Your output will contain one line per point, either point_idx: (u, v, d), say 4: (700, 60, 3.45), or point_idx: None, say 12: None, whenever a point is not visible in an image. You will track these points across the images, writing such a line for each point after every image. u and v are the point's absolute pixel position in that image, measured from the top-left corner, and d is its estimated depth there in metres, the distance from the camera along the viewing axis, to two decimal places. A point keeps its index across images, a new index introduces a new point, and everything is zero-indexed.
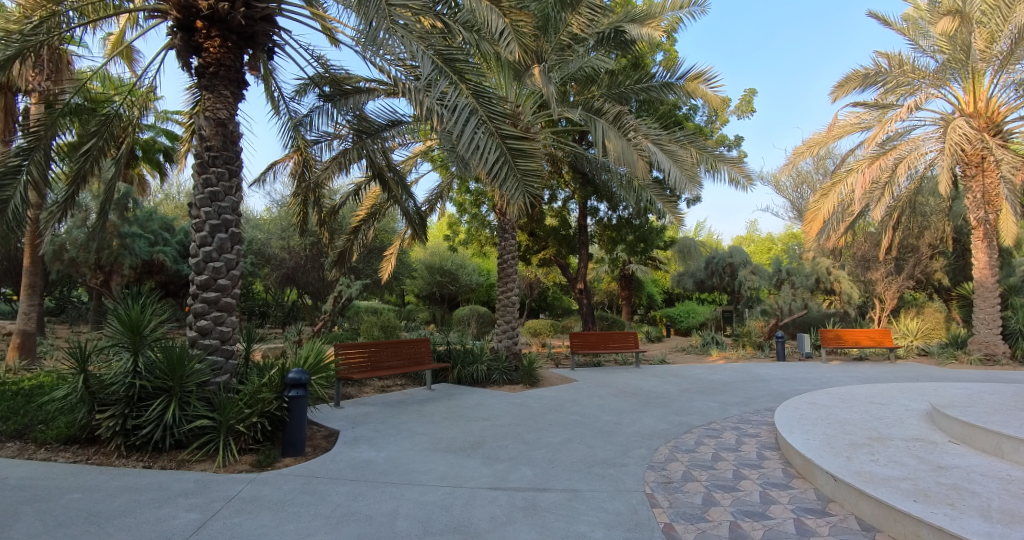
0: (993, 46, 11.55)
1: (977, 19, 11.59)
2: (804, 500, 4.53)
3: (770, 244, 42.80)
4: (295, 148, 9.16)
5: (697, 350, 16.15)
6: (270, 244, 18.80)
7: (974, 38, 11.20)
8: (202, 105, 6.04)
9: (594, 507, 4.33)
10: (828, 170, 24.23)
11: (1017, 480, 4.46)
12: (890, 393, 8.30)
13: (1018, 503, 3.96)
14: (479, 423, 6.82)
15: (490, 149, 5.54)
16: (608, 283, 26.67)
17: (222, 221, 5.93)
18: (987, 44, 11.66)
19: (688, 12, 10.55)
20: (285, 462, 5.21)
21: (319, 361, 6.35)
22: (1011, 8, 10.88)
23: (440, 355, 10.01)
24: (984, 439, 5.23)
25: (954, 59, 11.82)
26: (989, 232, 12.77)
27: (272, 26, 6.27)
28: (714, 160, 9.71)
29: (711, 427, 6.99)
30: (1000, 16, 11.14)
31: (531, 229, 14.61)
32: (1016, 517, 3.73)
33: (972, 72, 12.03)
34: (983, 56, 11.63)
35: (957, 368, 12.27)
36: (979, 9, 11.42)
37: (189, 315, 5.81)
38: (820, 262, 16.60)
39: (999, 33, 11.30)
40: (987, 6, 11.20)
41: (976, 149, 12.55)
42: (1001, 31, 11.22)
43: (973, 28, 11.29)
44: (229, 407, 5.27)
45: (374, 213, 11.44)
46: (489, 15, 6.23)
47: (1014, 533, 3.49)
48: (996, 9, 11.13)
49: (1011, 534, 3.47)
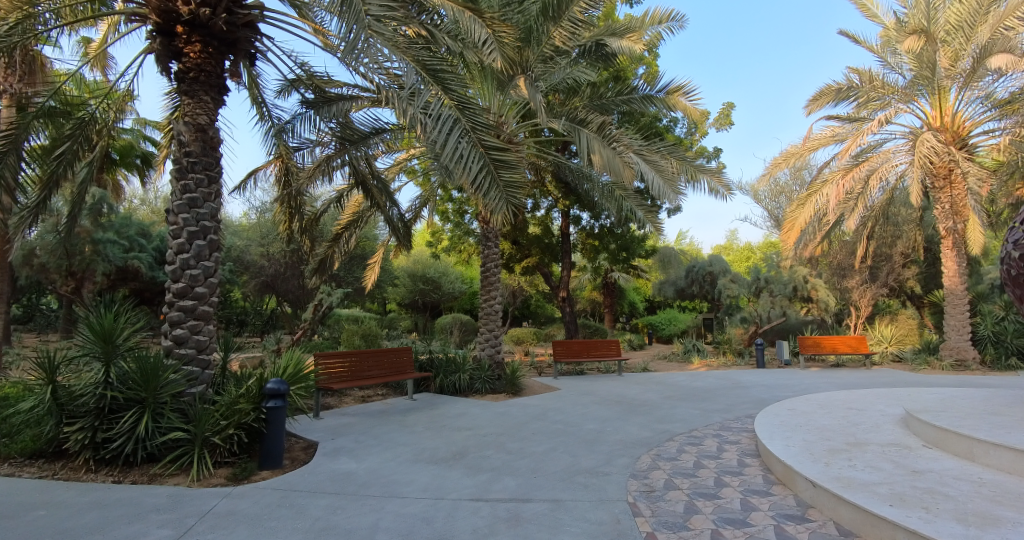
0: (957, 65, 11.91)
1: (941, 39, 12.01)
2: (784, 506, 4.56)
3: (748, 252, 43.26)
4: (278, 155, 9.00)
5: (679, 357, 16.27)
6: (249, 251, 18.41)
7: (940, 55, 11.51)
8: (181, 110, 5.92)
9: (577, 517, 4.30)
10: (805, 181, 24.77)
11: (989, 482, 4.54)
12: (868, 398, 8.44)
13: (992, 506, 4.02)
14: (462, 433, 6.76)
15: (473, 159, 5.55)
16: (590, 291, 26.80)
17: (201, 228, 5.81)
18: (952, 62, 12.01)
19: (666, 27, 10.69)
20: (262, 475, 5.09)
21: (298, 371, 6.26)
22: (974, 28, 11.33)
23: (422, 365, 9.93)
24: (956, 443, 5.32)
25: (921, 76, 12.13)
26: (957, 241, 13.13)
27: (254, 33, 6.22)
28: (694, 171, 9.82)
29: (693, 434, 7.02)
30: (963, 35, 11.56)
31: (514, 238, 14.66)
32: (990, 519, 3.79)
33: (938, 89, 12.38)
34: (948, 73, 12.01)
35: (930, 373, 12.56)
36: (943, 29, 11.91)
37: (165, 324, 5.66)
38: (798, 270, 16.75)
39: (962, 52, 11.69)
40: (951, 27, 11.65)
41: (943, 161, 12.86)
42: (964, 51, 11.61)
43: (938, 46, 11.53)
44: (204, 419, 5.14)
45: (356, 221, 11.30)
46: (471, 25, 6.24)
47: (987, 535, 3.55)
48: (959, 30, 11.56)
49: (984, 536, 3.52)
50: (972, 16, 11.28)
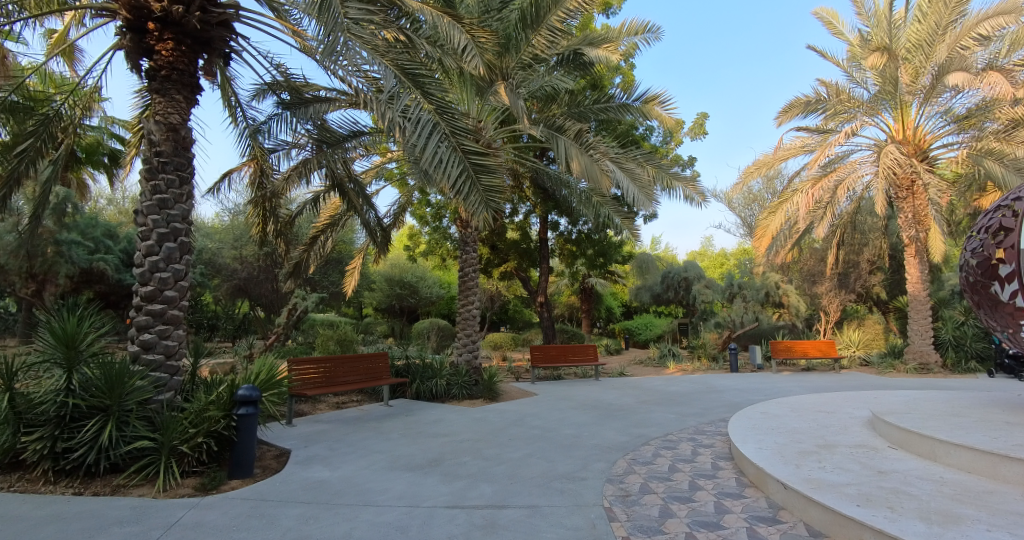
0: (918, 81, 12.29)
1: (902, 57, 12.44)
2: (756, 508, 4.61)
3: (723, 259, 43.94)
4: (252, 156, 8.83)
5: (655, 362, 16.41)
6: (221, 254, 18.02)
7: (902, 72, 11.86)
8: (152, 109, 5.77)
9: (553, 523, 4.28)
10: (777, 190, 25.34)
11: (951, 482, 4.67)
12: (837, 402, 8.62)
13: (953, 505, 4.12)
14: (438, 439, 6.70)
15: (452, 163, 5.53)
16: (568, 296, 26.95)
17: (171, 230, 5.66)
18: (912, 78, 12.40)
19: (642, 38, 10.80)
20: (232, 484, 4.96)
21: (271, 378, 6.10)
22: (933, 47, 11.77)
23: (399, 370, 9.84)
24: (919, 444, 5.46)
25: (884, 91, 12.45)
26: (920, 249, 13.54)
27: (229, 32, 6.09)
28: (669, 179, 9.90)
29: (668, 438, 7.08)
30: (923, 53, 11.97)
31: (492, 242, 14.68)
32: (952, 518, 3.89)
33: (901, 104, 12.75)
34: (909, 89, 12.41)
35: (895, 376, 12.93)
36: (904, 47, 12.37)
37: (132, 328, 5.49)
38: (770, 277, 17.39)
39: (922, 69, 12.11)
40: (912, 45, 12.09)
41: (907, 173, 13.23)
42: (923, 68, 12.01)
43: (900, 64, 11.81)
44: (172, 427, 4.99)
45: (334, 223, 11.16)
46: (451, 31, 6.24)
47: (948, 533, 3.64)
48: (919, 47, 11.99)
49: (946, 535, 3.60)
50: (931, 36, 11.69)
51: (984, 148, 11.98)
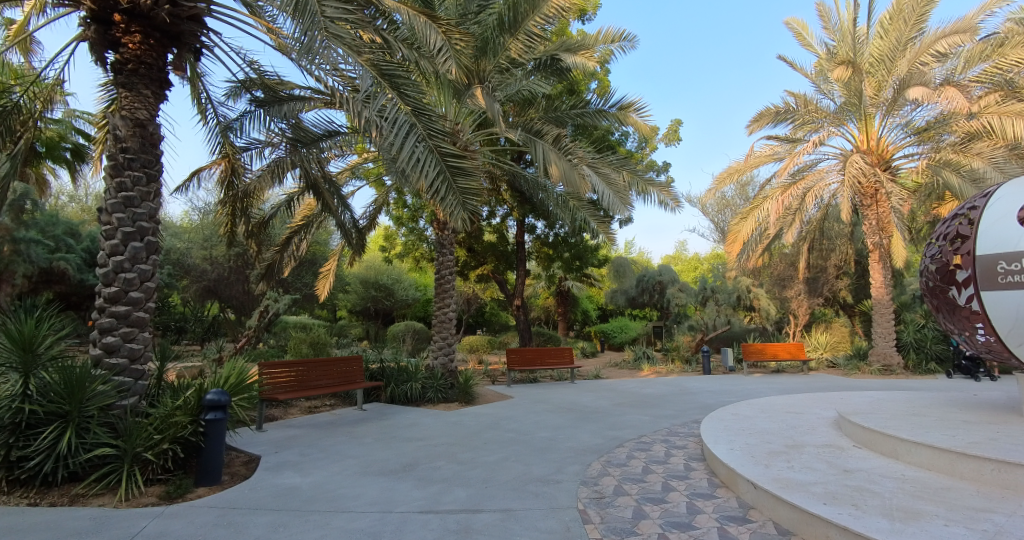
0: (881, 94, 12.75)
1: (866, 70, 12.82)
2: (727, 508, 4.67)
3: (696, 263, 44.58)
4: (223, 154, 8.62)
5: (629, 365, 16.55)
6: (190, 254, 17.62)
7: (866, 85, 12.25)
8: (118, 103, 5.59)
9: (528, 527, 4.26)
10: (749, 196, 25.88)
11: (912, 479, 4.80)
12: (806, 402, 8.80)
13: (915, 501, 4.23)
14: (412, 443, 6.62)
15: (429, 164, 5.49)
16: (545, 299, 27.04)
17: (137, 229, 5.48)
18: (876, 91, 12.84)
19: (618, 45, 10.90)
20: (198, 492, 4.82)
21: (240, 382, 5.96)
22: (894, 62, 12.19)
23: (373, 374, 9.71)
24: (882, 443, 5.60)
25: (849, 103, 12.86)
26: (883, 255, 13.97)
27: (200, 26, 5.94)
28: (644, 185, 10.01)
29: (642, 440, 7.13)
30: (885, 68, 12.39)
31: (469, 245, 14.63)
32: (913, 514, 3.99)
33: (864, 116, 13.18)
34: (872, 102, 12.83)
35: (860, 378, 13.29)
36: (868, 62, 12.76)
37: (94, 331, 5.30)
38: (741, 281, 17.39)
39: (884, 83, 12.51)
40: (875, 60, 12.46)
41: (871, 182, 13.60)
42: (886, 82, 12.43)
43: (863, 77, 12.27)
44: (136, 433, 4.82)
45: (308, 224, 10.98)
46: (427, 31, 6.21)
47: (910, 528, 3.74)
48: (881, 63, 12.38)
49: (908, 531, 3.70)
50: (892, 52, 12.11)
51: (941, 158, 12.41)
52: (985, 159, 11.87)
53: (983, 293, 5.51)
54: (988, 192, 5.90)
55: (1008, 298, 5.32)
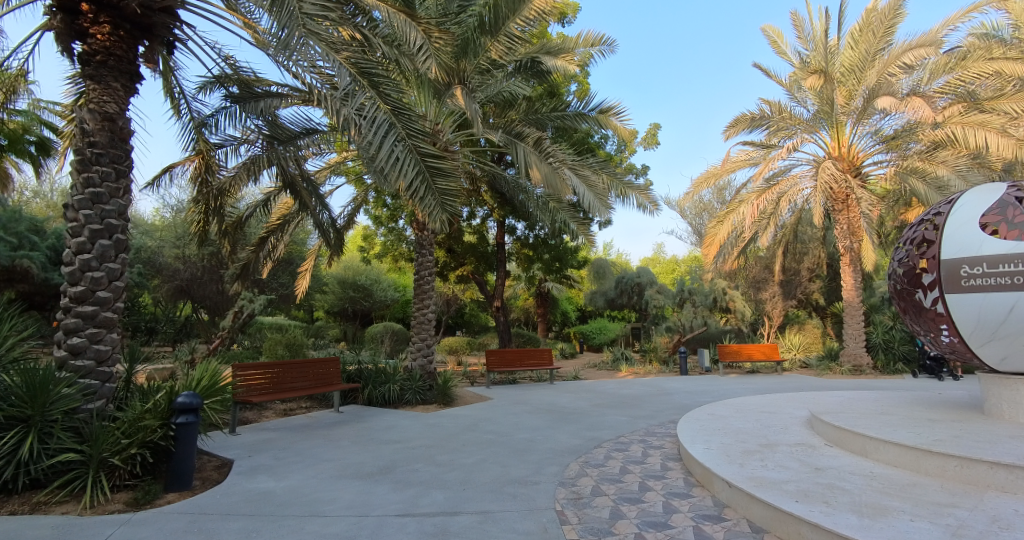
0: (851, 103, 13.09)
1: (837, 79, 13.16)
2: (702, 507, 4.72)
3: (674, 265, 45.14)
4: (197, 151, 8.42)
5: (608, 366, 16.67)
6: (161, 253, 17.21)
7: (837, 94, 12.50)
8: (85, 96, 5.41)
9: (505, 529, 4.24)
10: (725, 200, 26.27)
11: (880, 476, 4.90)
12: (780, 402, 8.95)
13: (883, 497, 4.33)
14: (390, 446, 6.55)
15: (408, 163, 5.43)
16: (524, 300, 27.09)
17: (105, 226, 5.30)
18: (847, 100, 13.18)
19: (598, 49, 10.96)
20: (168, 498, 4.69)
21: (213, 384, 5.82)
22: (863, 72, 12.56)
23: (351, 375, 9.59)
24: (852, 441, 5.71)
25: (822, 111, 13.13)
26: (853, 258, 14.31)
27: (172, 19, 5.86)
28: (624, 188, 10.06)
29: (620, 441, 7.16)
30: (855, 77, 12.76)
31: (449, 245, 14.57)
32: (881, 510, 4.07)
33: (836, 124, 13.44)
34: (844, 110, 13.13)
35: (832, 378, 13.57)
36: (840, 70, 13.12)
37: (59, 332, 5.13)
38: (717, 283, 17.51)
39: (855, 92, 12.86)
40: (846, 69, 12.88)
41: (842, 188, 13.89)
42: (856, 91, 12.76)
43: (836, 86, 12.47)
44: (102, 438, 4.68)
45: (285, 224, 10.79)
46: (406, 29, 6.15)
47: (878, 524, 3.81)
48: (853, 72, 12.75)
49: (876, 527, 3.77)
50: (862, 61, 12.53)
51: (908, 166, 12.80)
52: (950, 167, 12.24)
53: (948, 295, 5.68)
54: (952, 198, 6.08)
55: (971, 300, 5.50)
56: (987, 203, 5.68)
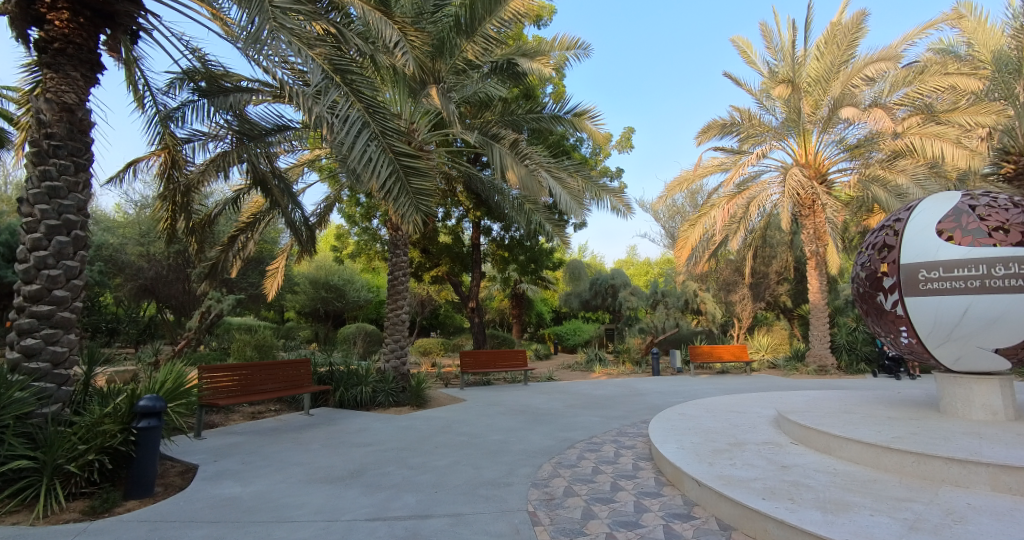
0: (818, 112, 13.37)
1: (804, 88, 13.37)
2: (672, 506, 4.76)
3: (647, 268, 45.71)
4: (162, 146, 8.14)
5: (582, 367, 16.77)
6: (124, 251, 16.65)
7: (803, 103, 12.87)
8: (42, 85, 5.19)
9: (477, 531, 4.21)
10: (698, 203, 26.70)
11: (843, 473, 5.02)
12: (749, 402, 9.11)
13: (846, 493, 4.43)
14: (361, 449, 6.44)
15: (382, 163, 5.36)
16: (499, 301, 27.07)
17: (63, 222, 5.09)
18: (813, 109, 13.47)
19: (574, 53, 11.00)
20: (127, 505, 4.52)
21: (178, 387, 5.63)
22: (829, 83, 12.80)
23: (321, 377, 9.41)
24: (817, 439, 5.84)
25: (789, 119, 13.46)
26: (819, 262, 14.68)
27: (136, 7, 5.64)
28: (598, 191, 10.12)
29: (593, 441, 7.19)
30: (821, 87, 12.97)
31: (424, 246, 14.46)
32: (844, 505, 4.17)
33: (803, 131, 13.67)
34: (810, 119, 13.44)
35: (798, 378, 13.89)
36: (806, 81, 13.29)
37: (12, 332, 4.91)
38: (689, 286, 18.31)
39: (821, 101, 13.11)
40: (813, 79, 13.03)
41: (809, 194, 14.25)
42: (822, 101, 13.03)
43: (802, 96, 12.89)
44: (57, 444, 4.48)
45: (255, 223, 10.55)
46: (381, 27, 6.07)
47: (841, 519, 3.90)
48: (819, 82, 12.94)
49: (839, 522, 3.86)
50: (827, 72, 12.75)
51: (871, 174, 13.10)
52: (909, 175, 12.66)
53: (907, 298, 5.84)
54: (911, 205, 6.25)
55: (929, 303, 5.67)
56: (942, 211, 5.87)
